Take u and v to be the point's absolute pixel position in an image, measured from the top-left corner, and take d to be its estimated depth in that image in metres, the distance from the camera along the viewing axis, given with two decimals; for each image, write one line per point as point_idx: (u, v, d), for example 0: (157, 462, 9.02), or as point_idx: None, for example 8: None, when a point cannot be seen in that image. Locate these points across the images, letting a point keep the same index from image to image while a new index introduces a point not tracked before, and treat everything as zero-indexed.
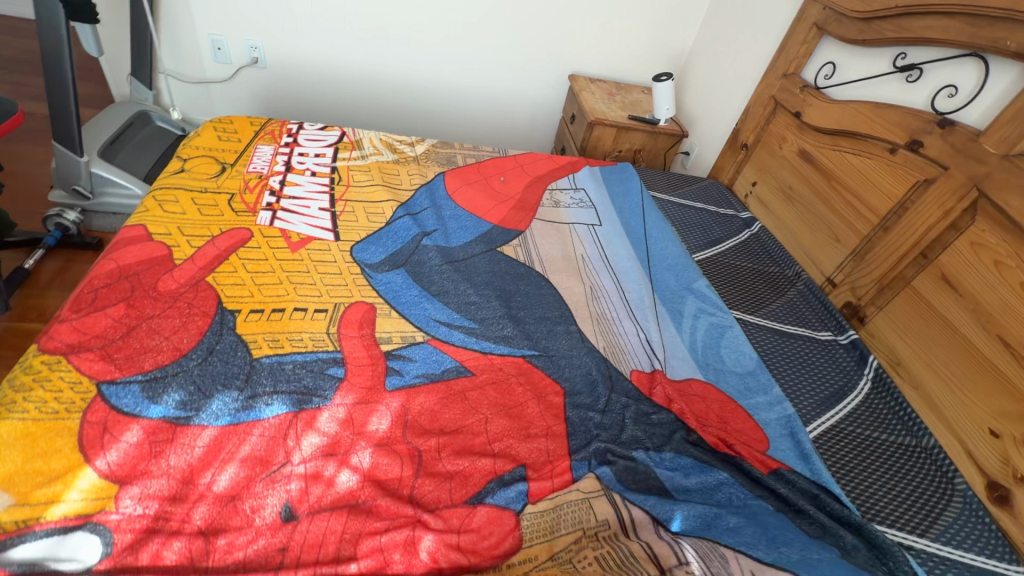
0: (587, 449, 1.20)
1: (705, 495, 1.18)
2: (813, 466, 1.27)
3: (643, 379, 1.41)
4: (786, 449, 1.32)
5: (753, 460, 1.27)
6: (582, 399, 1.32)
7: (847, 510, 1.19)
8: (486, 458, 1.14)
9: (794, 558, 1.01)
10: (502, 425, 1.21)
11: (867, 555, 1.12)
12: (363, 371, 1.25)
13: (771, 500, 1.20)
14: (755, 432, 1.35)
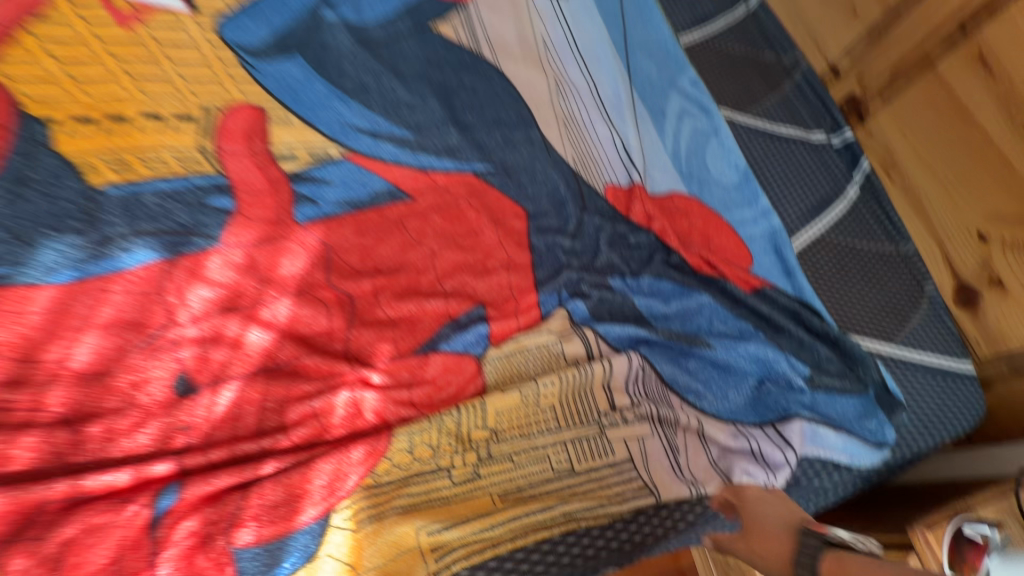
0: (557, 280, 1.02)
1: (686, 321, 1.06)
2: (795, 282, 1.17)
3: (620, 196, 1.18)
4: (770, 266, 1.19)
5: (737, 280, 1.14)
6: (549, 222, 1.08)
7: (826, 324, 1.12)
8: (437, 298, 0.93)
9: (743, 403, 1.00)
10: (454, 260, 0.98)
11: (838, 365, 1.09)
12: (258, 199, 0.93)
13: (750, 319, 1.11)
14: (739, 248, 1.20)
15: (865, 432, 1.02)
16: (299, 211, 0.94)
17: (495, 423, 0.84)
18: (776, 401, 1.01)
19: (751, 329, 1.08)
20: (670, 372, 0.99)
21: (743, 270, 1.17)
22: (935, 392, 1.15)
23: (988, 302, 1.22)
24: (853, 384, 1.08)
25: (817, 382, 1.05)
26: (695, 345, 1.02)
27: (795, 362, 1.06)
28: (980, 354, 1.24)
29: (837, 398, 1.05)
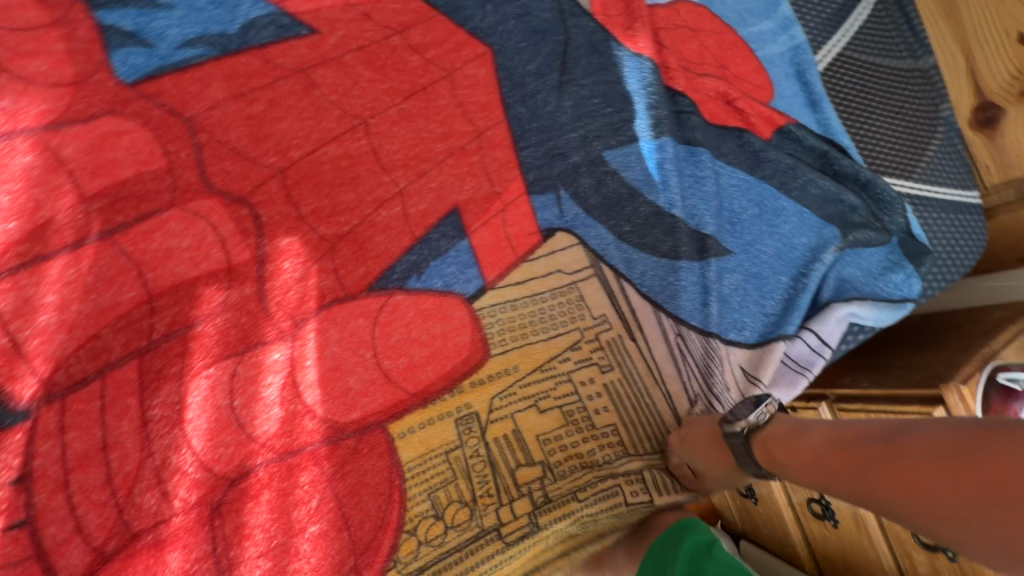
0: (550, 150, 0.73)
1: (706, 184, 0.82)
2: (821, 116, 0.95)
3: (614, 14, 0.84)
4: (792, 99, 0.96)
5: (759, 119, 0.90)
6: (526, 59, 0.75)
7: (856, 163, 0.94)
8: (391, 206, 0.62)
9: (767, 281, 0.83)
10: (400, 134, 0.65)
11: (865, 213, 0.93)
12: (34, 39, 0.52)
13: (777, 171, 0.88)
14: (757, 76, 0.94)
15: (889, 289, 0.90)
16: (123, 60, 0.55)
17: (519, 395, 0.63)
18: (812, 268, 0.85)
19: (773, 190, 0.88)
20: (695, 250, 0.79)
21: (766, 105, 0.92)
22: (943, 227, 1.08)
23: (1009, 121, 1.08)
24: (879, 242, 0.93)
25: (846, 239, 0.91)
26: (720, 213, 0.82)
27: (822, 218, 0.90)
28: (983, 182, 1.15)
29: (865, 253, 0.92)
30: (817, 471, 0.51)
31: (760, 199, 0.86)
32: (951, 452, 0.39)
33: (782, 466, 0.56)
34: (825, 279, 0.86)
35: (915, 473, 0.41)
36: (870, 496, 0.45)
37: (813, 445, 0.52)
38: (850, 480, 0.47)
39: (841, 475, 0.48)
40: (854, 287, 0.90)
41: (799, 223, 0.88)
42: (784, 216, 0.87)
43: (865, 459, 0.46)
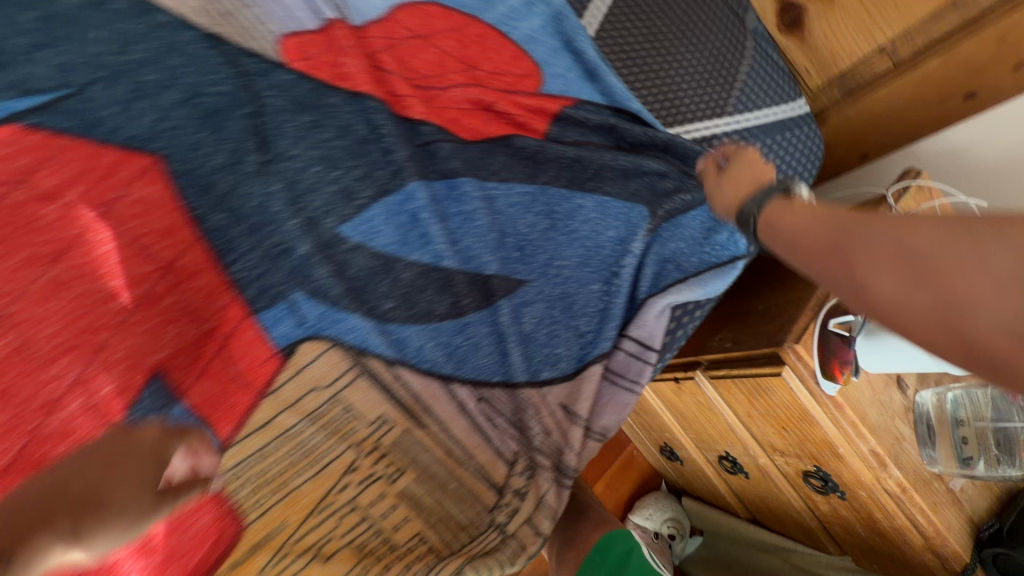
0: (267, 253, 0.65)
1: (480, 217, 0.75)
2: (603, 85, 0.85)
3: (317, 52, 0.70)
4: (566, 75, 0.85)
5: (528, 117, 0.81)
6: (212, 154, 0.63)
7: (650, 126, 0.85)
8: (71, 400, 0.56)
9: (572, 300, 0.76)
10: (61, 310, 0.56)
11: (675, 178, 0.85)
12: None
13: (562, 169, 0.80)
14: (518, 62, 0.82)
15: (716, 252, 0.84)
16: None
17: (300, 547, 0.68)
18: (622, 264, 0.80)
19: (564, 192, 0.79)
20: (478, 296, 0.73)
21: (535, 94, 0.82)
22: (772, 154, 1.01)
23: (814, 18, 1.00)
24: (696, 205, 0.86)
25: (661, 210, 0.83)
26: (503, 242, 0.74)
27: (629, 201, 0.81)
28: (808, 83, 1.08)
29: (686, 220, 0.86)
30: (804, 246, 0.56)
31: (548, 209, 0.78)
32: (954, 226, 0.44)
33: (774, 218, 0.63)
34: (640, 268, 0.81)
35: (894, 254, 0.46)
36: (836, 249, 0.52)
37: (806, 216, 0.58)
38: (826, 264, 0.53)
39: (837, 221, 0.54)
40: (680, 263, 0.83)
41: (601, 220, 0.80)
42: (583, 217, 0.79)
43: (856, 228, 0.51)
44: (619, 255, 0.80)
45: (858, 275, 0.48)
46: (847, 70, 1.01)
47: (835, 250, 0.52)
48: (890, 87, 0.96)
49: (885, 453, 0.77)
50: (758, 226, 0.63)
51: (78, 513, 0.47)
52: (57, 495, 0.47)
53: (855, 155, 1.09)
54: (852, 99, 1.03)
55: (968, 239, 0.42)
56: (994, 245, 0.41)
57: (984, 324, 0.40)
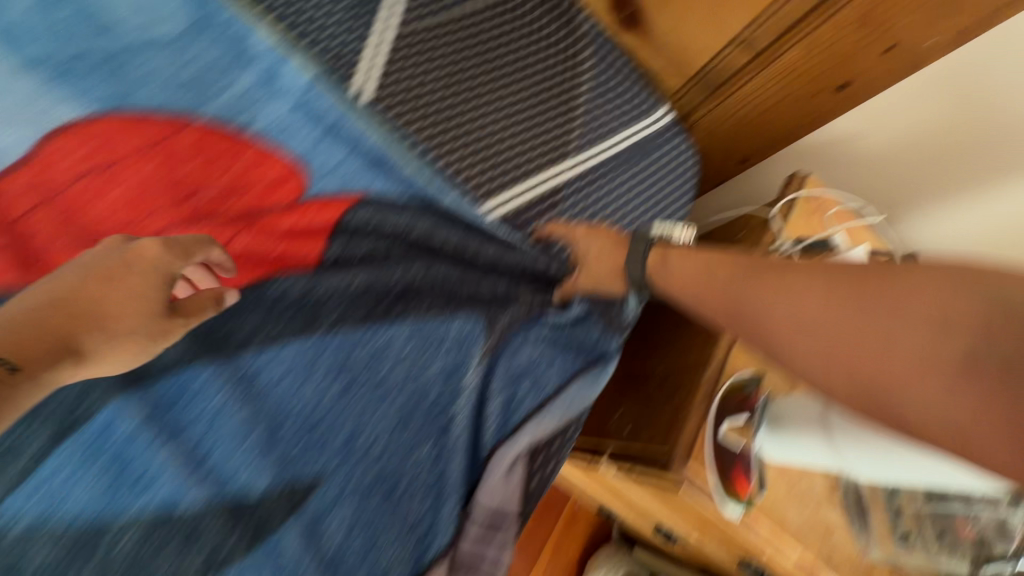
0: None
1: (244, 412, 0.60)
2: (391, 176, 0.68)
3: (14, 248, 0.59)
4: (344, 172, 0.69)
5: (299, 245, 0.66)
6: None
7: (463, 216, 0.70)
8: None
9: (392, 469, 0.63)
10: None
11: (509, 278, 0.71)
12: None
13: (354, 304, 0.65)
14: (268, 173, 0.67)
15: (586, 341, 0.72)
16: None
17: None
18: (450, 414, 0.66)
19: (360, 337, 0.64)
20: (261, 516, 0.58)
21: (304, 210, 0.67)
22: (637, 186, 0.83)
23: (653, 12, 0.82)
24: (540, 305, 0.70)
25: (500, 323, 0.67)
26: (291, 428, 0.61)
27: (456, 319, 0.66)
28: (668, 87, 0.90)
29: (532, 328, 0.70)
30: (705, 304, 0.61)
31: (343, 366, 0.64)
32: (855, 278, 0.50)
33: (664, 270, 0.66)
34: (478, 409, 0.67)
35: (795, 313, 0.51)
36: (745, 296, 0.56)
37: (699, 262, 0.63)
38: (730, 311, 0.58)
39: (726, 284, 0.59)
40: (539, 373, 0.70)
41: (416, 364, 0.65)
42: (390, 366, 0.65)
43: (756, 275, 0.57)
44: (446, 403, 0.66)
45: (766, 335, 0.53)
46: (704, 70, 0.83)
47: (732, 303, 0.57)
48: (751, 85, 0.80)
49: (810, 560, 0.63)
50: (652, 286, 0.68)
51: (71, 327, 0.51)
52: (65, 312, 0.51)
53: (734, 160, 0.93)
54: (715, 102, 0.86)
55: (899, 279, 0.47)
56: (936, 293, 0.45)
57: (889, 389, 0.45)
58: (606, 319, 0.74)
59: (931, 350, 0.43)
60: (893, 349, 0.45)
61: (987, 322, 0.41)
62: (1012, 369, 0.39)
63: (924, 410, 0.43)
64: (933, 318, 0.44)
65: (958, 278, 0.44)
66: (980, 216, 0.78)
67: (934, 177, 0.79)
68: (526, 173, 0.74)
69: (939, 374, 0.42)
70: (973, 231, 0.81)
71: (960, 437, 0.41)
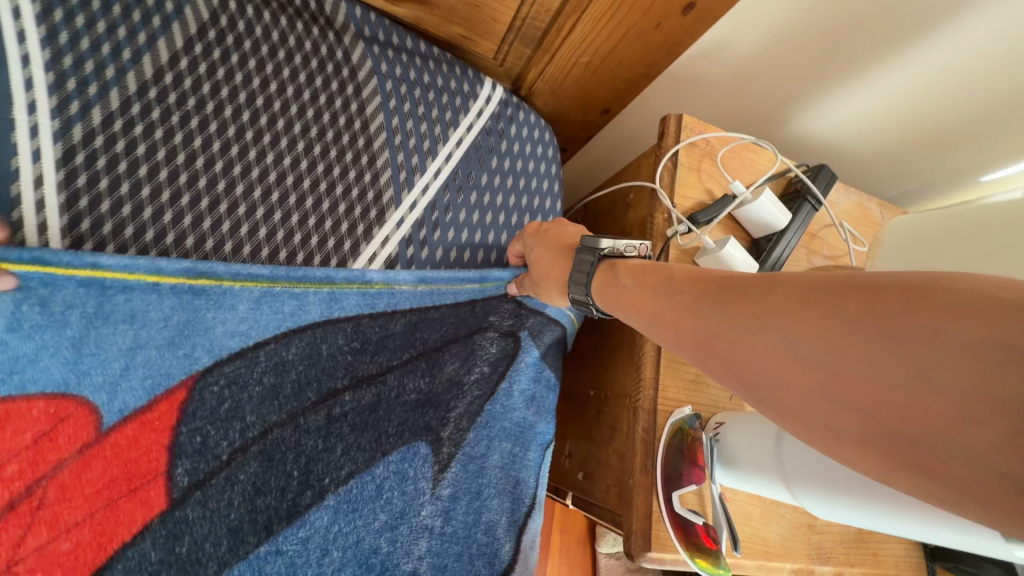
0: None
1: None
2: (220, 326, 0.51)
3: None
4: (157, 359, 0.48)
5: (117, 493, 0.46)
6: None
7: (352, 322, 0.57)
8: None
9: None
10: None
11: (416, 388, 0.62)
12: None
13: (225, 522, 0.51)
14: (23, 431, 0.42)
15: (515, 404, 0.70)
16: None
17: None
18: (407, 569, 0.59)
19: (270, 556, 0.52)
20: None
21: (109, 448, 0.46)
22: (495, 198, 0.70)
23: None
24: (474, 398, 0.67)
25: (447, 449, 0.63)
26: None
27: (392, 458, 0.60)
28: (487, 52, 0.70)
29: (475, 441, 0.66)
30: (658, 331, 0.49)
31: None
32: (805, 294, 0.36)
33: (613, 284, 0.57)
34: (449, 547, 0.62)
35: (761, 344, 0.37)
36: (707, 331, 0.42)
37: (636, 284, 0.53)
38: (696, 348, 0.44)
39: (687, 310, 0.45)
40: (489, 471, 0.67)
41: (349, 542, 0.56)
42: (321, 567, 0.55)
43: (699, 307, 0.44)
44: (399, 555, 0.59)
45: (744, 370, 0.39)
46: (514, 26, 0.64)
47: (700, 336, 0.43)
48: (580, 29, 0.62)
49: (803, 568, 0.71)
50: (601, 306, 0.59)
51: None
52: None
53: (597, 111, 0.80)
54: (545, 57, 0.68)
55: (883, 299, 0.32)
56: (952, 319, 0.28)
57: (895, 446, 0.30)
58: (524, 376, 0.72)
59: (981, 388, 0.26)
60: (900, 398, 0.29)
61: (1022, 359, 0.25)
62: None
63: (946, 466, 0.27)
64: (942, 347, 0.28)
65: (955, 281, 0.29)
66: (873, 106, 0.71)
67: (818, 75, 0.70)
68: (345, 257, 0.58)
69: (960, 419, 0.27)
70: (869, 121, 0.74)
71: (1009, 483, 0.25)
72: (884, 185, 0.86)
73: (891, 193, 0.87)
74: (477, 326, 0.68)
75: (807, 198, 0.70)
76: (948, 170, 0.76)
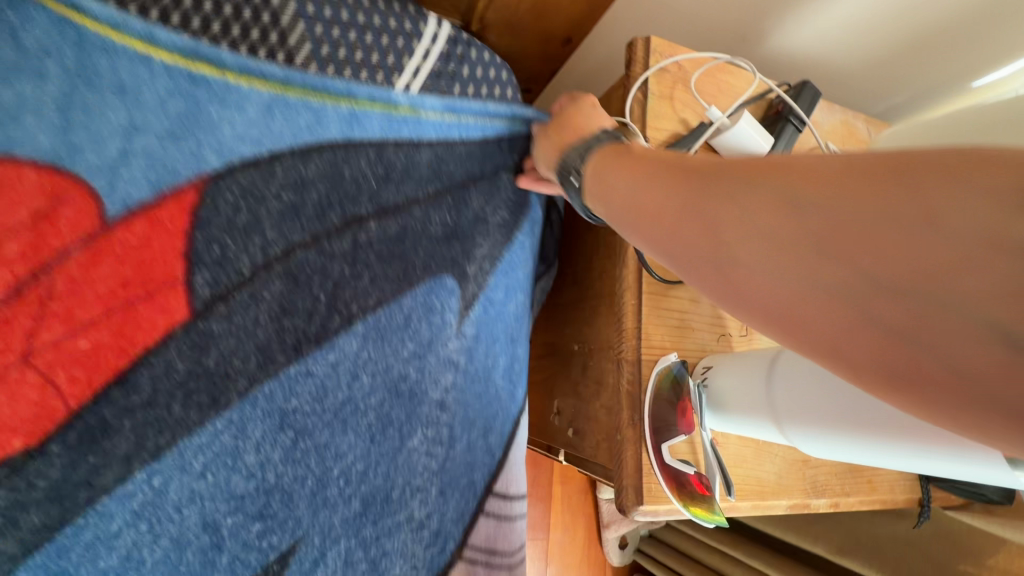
0: None
1: (164, 540, 0.47)
2: (227, 127, 0.47)
3: None
4: (157, 150, 0.45)
5: (132, 292, 0.45)
6: None
7: (376, 148, 0.54)
8: None
9: (390, 471, 0.58)
10: None
11: (440, 223, 0.61)
12: None
13: (258, 331, 0.50)
14: (19, 205, 0.41)
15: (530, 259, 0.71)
16: None
17: None
18: (435, 398, 0.60)
19: (308, 365, 0.53)
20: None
21: (115, 242, 0.44)
22: None
23: None
24: (496, 239, 0.65)
25: (471, 287, 0.63)
26: (239, 518, 0.50)
27: (417, 291, 0.59)
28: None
29: (495, 287, 0.65)
30: (643, 203, 0.43)
31: (308, 401, 0.53)
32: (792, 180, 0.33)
33: (605, 164, 0.50)
34: (468, 384, 0.63)
35: (759, 237, 0.33)
36: (697, 209, 0.38)
37: (629, 178, 0.46)
38: (679, 227, 0.39)
39: (676, 187, 0.41)
40: (507, 319, 0.67)
41: (378, 369, 0.57)
42: (352, 390, 0.55)
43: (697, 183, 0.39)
44: (427, 382, 0.60)
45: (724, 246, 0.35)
46: None
47: (687, 204, 0.39)
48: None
49: (799, 503, 0.73)
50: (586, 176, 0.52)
51: None
52: None
53: (557, 43, 0.78)
54: None
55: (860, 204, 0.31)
56: (941, 185, 0.27)
57: (901, 348, 0.28)
58: (532, 230, 0.70)
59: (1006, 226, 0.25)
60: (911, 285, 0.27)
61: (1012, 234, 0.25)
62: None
63: (947, 377, 0.27)
64: (969, 279, 0.26)
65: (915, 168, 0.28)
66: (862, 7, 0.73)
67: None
68: (390, 72, 0.55)
69: (962, 347, 0.26)
70: (861, 22, 0.76)
71: (1014, 352, 0.25)
72: (873, 97, 0.89)
73: (877, 108, 0.91)
74: (502, 163, 0.65)
75: (792, 118, 0.74)
76: (935, 75, 0.79)
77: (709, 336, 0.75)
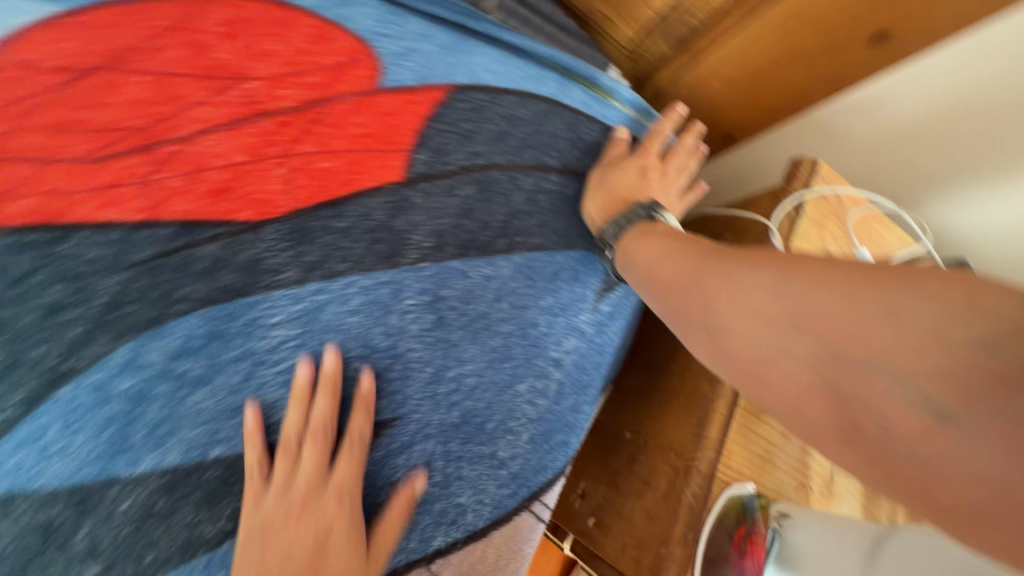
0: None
1: (302, 351, 0.49)
2: (481, 61, 0.60)
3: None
4: (432, 55, 0.58)
5: (369, 142, 0.54)
6: None
7: (574, 115, 0.65)
8: None
9: (499, 401, 0.56)
10: None
11: None
12: None
13: (441, 221, 0.56)
14: (332, 54, 0.54)
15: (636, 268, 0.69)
16: None
17: None
18: (554, 355, 0.59)
19: (468, 267, 0.56)
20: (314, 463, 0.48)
21: (377, 103, 0.55)
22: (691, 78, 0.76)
23: None
24: None
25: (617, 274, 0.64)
26: (364, 366, 0.51)
27: (570, 254, 0.62)
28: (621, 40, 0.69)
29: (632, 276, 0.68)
30: (661, 271, 0.51)
31: (459, 299, 0.55)
32: (790, 272, 0.38)
33: (643, 230, 0.56)
34: (590, 354, 0.62)
35: (750, 309, 0.39)
36: (695, 278, 0.46)
37: (647, 252, 0.53)
38: (687, 294, 0.46)
39: (680, 262, 0.49)
40: (624, 312, 0.66)
41: (518, 303, 0.58)
42: (490, 309, 0.57)
43: (705, 274, 0.45)
44: (552, 338, 0.59)
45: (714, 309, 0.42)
46: (666, 16, 0.63)
47: (693, 276, 0.46)
48: (743, 35, 0.61)
49: None
50: (620, 257, 0.58)
51: None
52: None
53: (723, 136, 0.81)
54: (689, 58, 0.66)
55: (899, 282, 0.33)
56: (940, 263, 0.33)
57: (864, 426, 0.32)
58: None
59: None
60: (873, 363, 0.32)
61: (956, 367, 0.29)
62: (972, 382, 0.28)
63: (942, 461, 0.28)
64: (918, 360, 0.30)
65: (969, 292, 0.30)
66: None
67: (964, 138, 0.63)
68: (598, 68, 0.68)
69: (912, 422, 0.30)
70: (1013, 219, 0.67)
71: (941, 423, 0.29)
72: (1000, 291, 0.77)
73: None
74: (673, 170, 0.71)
75: None
76: None
77: (787, 482, 0.56)
